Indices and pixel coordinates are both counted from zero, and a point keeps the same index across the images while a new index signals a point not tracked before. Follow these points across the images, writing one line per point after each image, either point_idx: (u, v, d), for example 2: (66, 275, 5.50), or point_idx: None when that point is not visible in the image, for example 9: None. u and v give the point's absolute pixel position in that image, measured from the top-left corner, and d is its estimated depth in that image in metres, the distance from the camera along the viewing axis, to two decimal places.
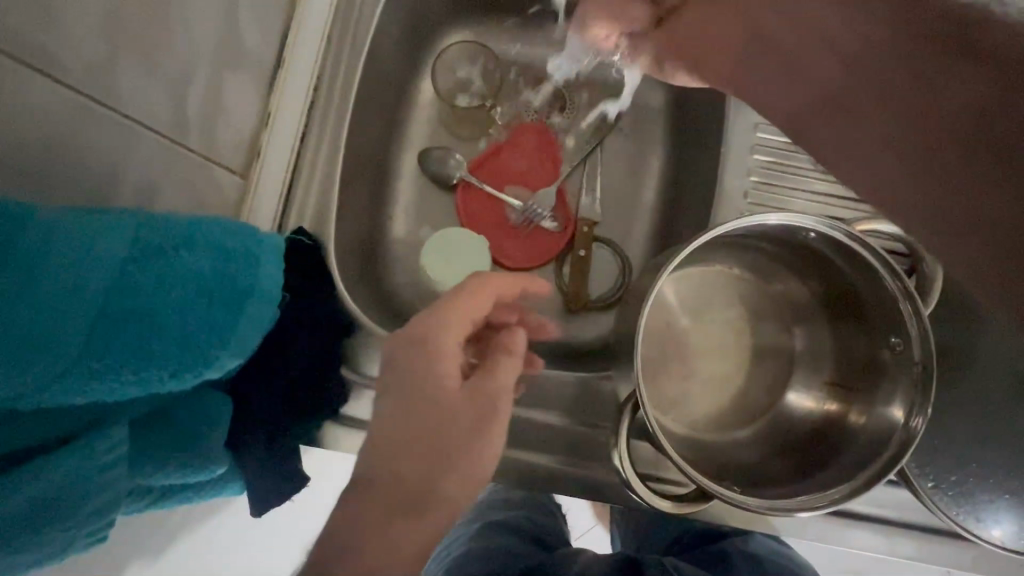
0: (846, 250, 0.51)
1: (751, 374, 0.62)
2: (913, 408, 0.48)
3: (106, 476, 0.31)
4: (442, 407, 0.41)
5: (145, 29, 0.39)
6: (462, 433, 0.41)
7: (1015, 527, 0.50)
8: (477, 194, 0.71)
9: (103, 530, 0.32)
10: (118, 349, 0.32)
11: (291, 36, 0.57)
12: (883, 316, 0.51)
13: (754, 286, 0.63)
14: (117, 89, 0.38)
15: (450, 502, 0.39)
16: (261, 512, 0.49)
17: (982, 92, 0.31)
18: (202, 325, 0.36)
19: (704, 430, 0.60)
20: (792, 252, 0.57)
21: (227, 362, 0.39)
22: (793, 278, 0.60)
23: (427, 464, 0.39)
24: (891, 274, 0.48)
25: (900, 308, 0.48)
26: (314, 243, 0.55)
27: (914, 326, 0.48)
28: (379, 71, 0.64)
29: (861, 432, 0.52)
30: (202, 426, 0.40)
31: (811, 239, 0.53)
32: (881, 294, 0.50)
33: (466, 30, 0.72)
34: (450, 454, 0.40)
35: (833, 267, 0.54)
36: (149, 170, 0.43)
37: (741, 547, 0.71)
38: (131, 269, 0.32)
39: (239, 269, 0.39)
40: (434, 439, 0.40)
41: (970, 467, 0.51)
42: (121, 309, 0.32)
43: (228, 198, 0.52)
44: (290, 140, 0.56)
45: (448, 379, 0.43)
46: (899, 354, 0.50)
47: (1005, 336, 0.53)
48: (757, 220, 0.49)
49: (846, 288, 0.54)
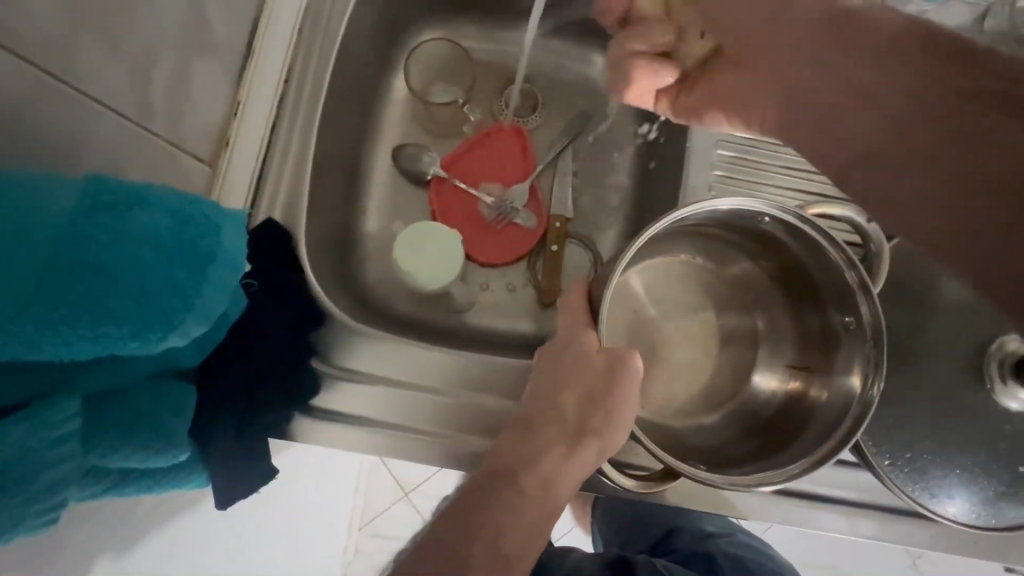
0: (796, 232, 0.50)
1: (715, 360, 0.59)
2: (870, 384, 0.46)
3: (56, 449, 0.32)
4: (582, 378, 0.46)
5: (105, 10, 0.39)
6: (605, 386, 0.45)
7: (967, 502, 0.50)
8: (451, 190, 0.72)
9: (55, 509, 0.33)
10: (71, 306, 0.31)
11: (263, 30, 0.58)
12: (833, 289, 0.50)
13: (711, 274, 0.61)
14: (79, 70, 0.39)
15: (599, 440, 0.44)
16: (227, 503, 0.50)
17: (978, 112, 0.36)
18: (162, 286, 0.35)
19: (672, 417, 0.56)
20: (745, 236, 0.55)
21: (192, 329, 0.37)
22: (745, 261, 0.58)
23: (585, 406, 0.45)
24: (834, 246, 0.47)
25: (847, 280, 0.48)
26: (284, 234, 0.56)
27: (865, 305, 0.47)
28: (353, 66, 0.65)
29: (824, 408, 0.50)
30: (161, 411, 0.41)
31: (763, 224, 0.51)
32: (828, 267, 0.49)
33: (438, 30, 0.75)
34: (598, 403, 0.45)
35: (784, 249, 0.53)
36: (114, 152, 0.43)
37: (727, 549, 0.74)
38: (83, 226, 0.32)
39: (199, 232, 0.38)
40: (581, 402, 0.45)
41: (923, 445, 0.51)
42: (70, 265, 0.32)
43: (197, 185, 0.53)
44: (261, 131, 0.57)
45: (585, 360, 0.46)
46: (852, 331, 0.49)
47: (951, 321, 0.54)
48: (709, 205, 0.48)
49: (797, 267, 0.53)
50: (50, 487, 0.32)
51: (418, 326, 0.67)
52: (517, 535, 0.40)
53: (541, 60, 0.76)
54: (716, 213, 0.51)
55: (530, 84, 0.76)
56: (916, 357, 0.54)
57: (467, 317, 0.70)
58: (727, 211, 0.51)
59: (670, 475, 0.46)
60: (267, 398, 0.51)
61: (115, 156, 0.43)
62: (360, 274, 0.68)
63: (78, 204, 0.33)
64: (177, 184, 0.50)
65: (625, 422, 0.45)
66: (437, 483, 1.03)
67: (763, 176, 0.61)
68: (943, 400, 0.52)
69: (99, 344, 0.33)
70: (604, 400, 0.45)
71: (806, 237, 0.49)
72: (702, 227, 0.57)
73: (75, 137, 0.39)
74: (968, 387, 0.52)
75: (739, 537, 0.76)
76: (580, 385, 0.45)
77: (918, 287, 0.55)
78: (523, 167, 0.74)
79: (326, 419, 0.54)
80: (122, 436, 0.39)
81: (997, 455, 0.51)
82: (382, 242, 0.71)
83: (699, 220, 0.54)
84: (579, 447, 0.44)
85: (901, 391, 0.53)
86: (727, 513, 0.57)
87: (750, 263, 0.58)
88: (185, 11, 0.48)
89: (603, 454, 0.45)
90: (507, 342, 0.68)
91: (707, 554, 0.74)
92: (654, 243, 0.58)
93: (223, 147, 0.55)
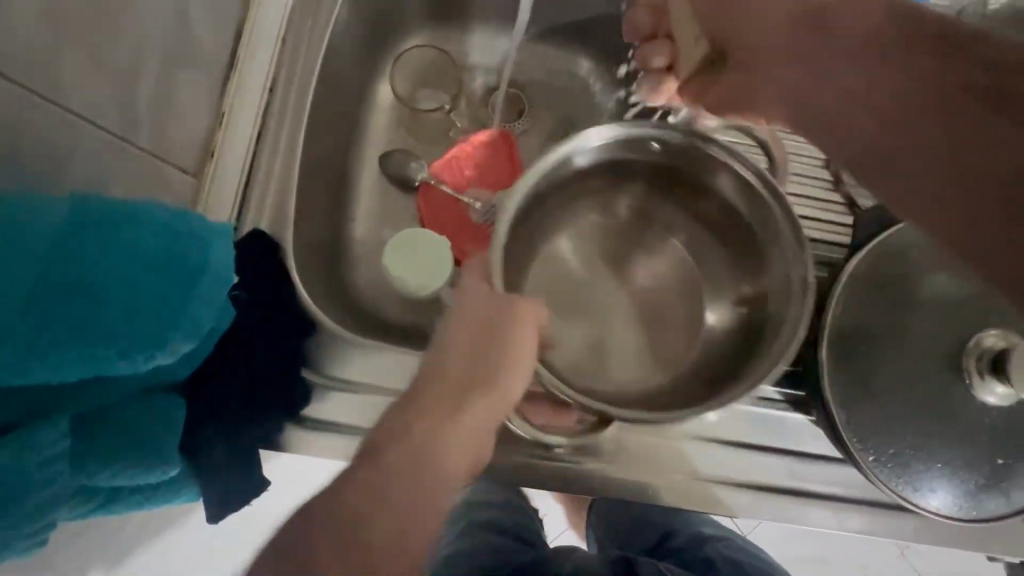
0: (674, 152, 0.53)
1: (677, 322, 0.58)
2: (798, 280, 0.48)
3: (45, 471, 0.32)
4: (466, 330, 0.43)
5: (86, 24, 0.39)
6: (486, 339, 0.43)
7: (948, 494, 0.52)
8: (438, 196, 0.72)
9: (43, 532, 0.32)
10: (59, 325, 0.31)
11: (246, 41, 0.58)
12: (708, 178, 0.54)
13: (630, 235, 0.59)
14: (60, 85, 0.38)
15: (499, 388, 0.42)
16: (219, 516, 0.49)
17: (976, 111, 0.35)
18: (152, 302, 0.35)
19: (630, 392, 0.54)
20: (640, 183, 0.56)
21: (182, 345, 0.37)
22: (655, 203, 0.58)
23: (474, 364, 0.42)
24: (685, 131, 0.52)
25: (716, 155, 0.52)
26: (272, 245, 0.55)
27: (737, 163, 0.51)
28: (338, 73, 0.65)
29: (771, 317, 0.51)
30: (153, 427, 0.41)
31: (653, 154, 0.54)
32: (703, 162, 0.53)
33: (424, 36, 0.75)
34: (491, 351, 0.42)
35: (676, 174, 0.55)
36: (98, 167, 0.43)
37: (724, 553, 0.74)
38: (71, 244, 0.32)
39: (188, 246, 0.38)
40: (466, 360, 0.42)
41: (905, 440, 0.52)
42: (58, 283, 0.31)
43: (182, 197, 0.52)
44: (246, 140, 0.57)
45: (472, 316, 0.44)
46: (767, 228, 0.51)
47: (932, 318, 0.55)
48: (571, 144, 0.51)
49: (692, 186, 0.55)
50: (39, 509, 0.32)
51: (409, 333, 0.67)
52: (392, 522, 0.37)
53: (527, 65, 0.76)
54: (603, 159, 0.54)
55: (517, 88, 0.76)
56: (897, 353, 0.55)
57: None
58: (600, 157, 0.53)
59: (602, 425, 0.51)
60: (257, 407, 0.51)
61: (101, 173, 0.43)
62: (350, 281, 0.68)
63: (66, 221, 0.32)
64: (162, 196, 0.50)
65: (523, 357, 0.43)
66: None
67: None
68: (923, 397, 0.53)
69: (88, 363, 0.33)
70: (491, 350, 0.42)
71: (675, 146, 0.53)
72: (602, 188, 0.57)
73: (59, 154, 0.39)
74: (948, 382, 0.53)
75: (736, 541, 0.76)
76: (472, 337, 0.43)
77: (900, 286, 0.56)
78: (509, 171, 0.74)
79: (316, 429, 0.54)
80: (110, 454, 0.39)
81: (975, 448, 0.52)
82: (370, 248, 0.70)
83: (594, 175, 0.55)
84: (475, 398, 0.41)
85: (883, 388, 0.54)
86: (718, 511, 0.58)
87: (649, 199, 0.58)
88: (167, 22, 0.47)
89: (498, 403, 0.42)
90: None
91: (707, 556, 0.74)
92: (573, 205, 0.57)
93: (207, 158, 0.55)
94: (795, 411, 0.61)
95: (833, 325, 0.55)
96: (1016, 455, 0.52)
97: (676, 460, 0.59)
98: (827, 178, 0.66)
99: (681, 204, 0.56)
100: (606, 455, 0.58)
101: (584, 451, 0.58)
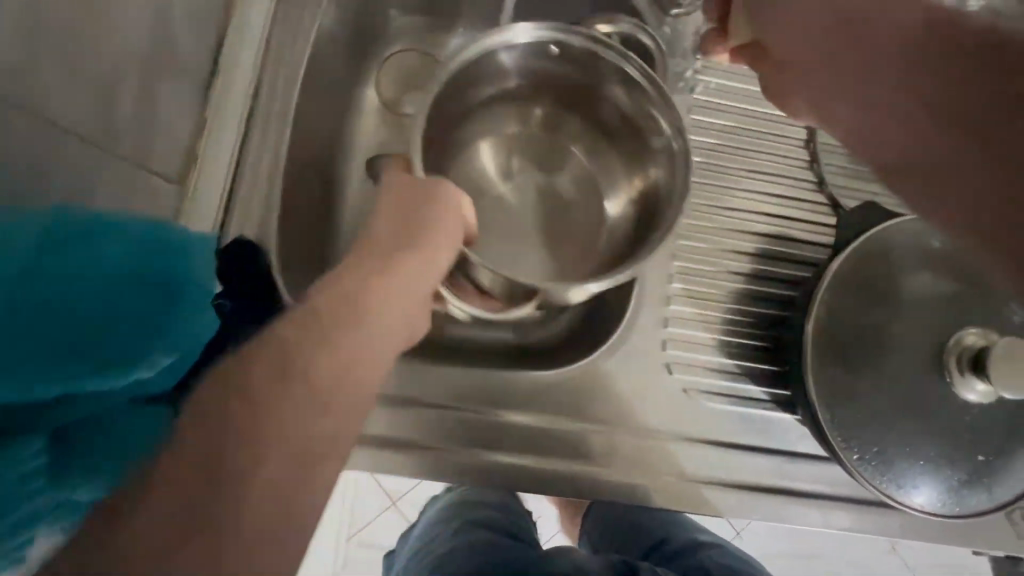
0: (582, 58, 0.56)
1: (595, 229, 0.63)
2: (675, 140, 0.54)
3: (25, 491, 0.33)
4: (386, 205, 0.47)
5: (63, 34, 0.39)
6: (404, 208, 0.46)
7: (931, 490, 0.52)
8: None
9: (24, 547, 0.34)
10: (29, 350, 0.31)
11: (227, 47, 0.58)
12: (601, 76, 0.57)
13: (548, 143, 0.65)
14: (36, 95, 0.38)
15: (415, 255, 0.44)
16: None
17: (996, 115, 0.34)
18: (124, 320, 0.35)
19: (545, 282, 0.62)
20: (547, 86, 0.60)
21: (164, 361, 0.39)
22: (563, 112, 0.63)
23: (393, 230, 0.45)
24: (575, 33, 0.54)
25: (609, 60, 0.55)
26: (253, 250, 0.54)
27: (627, 64, 0.54)
28: (323, 77, 0.64)
29: (659, 191, 0.57)
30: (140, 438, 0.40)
31: (552, 57, 0.56)
32: (597, 66, 0.56)
33: (410, 39, 0.74)
34: (409, 220, 0.46)
35: (574, 79, 0.58)
36: (79, 176, 0.42)
37: (721, 561, 0.75)
38: (51, 261, 0.31)
39: (167, 263, 0.38)
40: (390, 228, 0.45)
41: (888, 438, 0.53)
42: (36, 305, 0.31)
43: (166, 205, 0.52)
44: (231, 146, 0.56)
45: (389, 192, 0.47)
46: (654, 128, 0.56)
47: (913, 316, 0.56)
48: (474, 46, 0.53)
49: (592, 92, 0.59)
50: (20, 526, 0.33)
51: None
52: (333, 369, 0.36)
53: None
54: (519, 63, 0.57)
55: None
56: (880, 352, 0.55)
57: (446, 328, 0.69)
58: (511, 59, 0.56)
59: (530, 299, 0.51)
60: None
61: (84, 182, 0.43)
62: None
63: (45, 236, 0.32)
64: (145, 204, 0.50)
65: (434, 223, 0.46)
66: (425, 491, 1.03)
67: (731, 181, 0.66)
68: (906, 395, 0.54)
69: (69, 384, 0.33)
70: (413, 214, 0.46)
71: (578, 54, 0.55)
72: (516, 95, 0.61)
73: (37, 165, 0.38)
74: (929, 380, 0.54)
75: (731, 551, 0.77)
76: (394, 205, 0.46)
77: (883, 285, 0.56)
78: None
79: None
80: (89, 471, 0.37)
81: (957, 445, 0.53)
82: None
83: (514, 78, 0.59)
84: (394, 267, 0.43)
85: (867, 387, 0.54)
86: (705, 511, 0.58)
87: (557, 105, 0.62)
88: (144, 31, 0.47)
89: (428, 262, 0.44)
90: (489, 349, 0.68)
91: (702, 564, 0.74)
92: (478, 112, 0.61)
93: (192, 164, 0.55)
94: (782, 411, 0.61)
95: (817, 324, 0.55)
96: (996, 451, 0.53)
97: (665, 462, 0.59)
98: (811, 180, 0.67)
99: (577, 121, 0.63)
100: (594, 458, 0.58)
101: (573, 454, 0.58)
